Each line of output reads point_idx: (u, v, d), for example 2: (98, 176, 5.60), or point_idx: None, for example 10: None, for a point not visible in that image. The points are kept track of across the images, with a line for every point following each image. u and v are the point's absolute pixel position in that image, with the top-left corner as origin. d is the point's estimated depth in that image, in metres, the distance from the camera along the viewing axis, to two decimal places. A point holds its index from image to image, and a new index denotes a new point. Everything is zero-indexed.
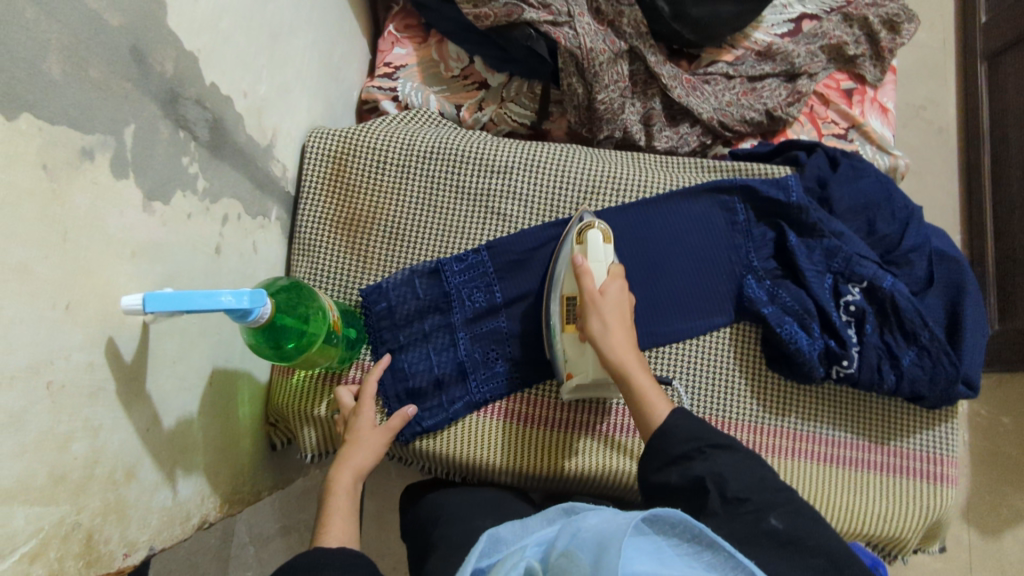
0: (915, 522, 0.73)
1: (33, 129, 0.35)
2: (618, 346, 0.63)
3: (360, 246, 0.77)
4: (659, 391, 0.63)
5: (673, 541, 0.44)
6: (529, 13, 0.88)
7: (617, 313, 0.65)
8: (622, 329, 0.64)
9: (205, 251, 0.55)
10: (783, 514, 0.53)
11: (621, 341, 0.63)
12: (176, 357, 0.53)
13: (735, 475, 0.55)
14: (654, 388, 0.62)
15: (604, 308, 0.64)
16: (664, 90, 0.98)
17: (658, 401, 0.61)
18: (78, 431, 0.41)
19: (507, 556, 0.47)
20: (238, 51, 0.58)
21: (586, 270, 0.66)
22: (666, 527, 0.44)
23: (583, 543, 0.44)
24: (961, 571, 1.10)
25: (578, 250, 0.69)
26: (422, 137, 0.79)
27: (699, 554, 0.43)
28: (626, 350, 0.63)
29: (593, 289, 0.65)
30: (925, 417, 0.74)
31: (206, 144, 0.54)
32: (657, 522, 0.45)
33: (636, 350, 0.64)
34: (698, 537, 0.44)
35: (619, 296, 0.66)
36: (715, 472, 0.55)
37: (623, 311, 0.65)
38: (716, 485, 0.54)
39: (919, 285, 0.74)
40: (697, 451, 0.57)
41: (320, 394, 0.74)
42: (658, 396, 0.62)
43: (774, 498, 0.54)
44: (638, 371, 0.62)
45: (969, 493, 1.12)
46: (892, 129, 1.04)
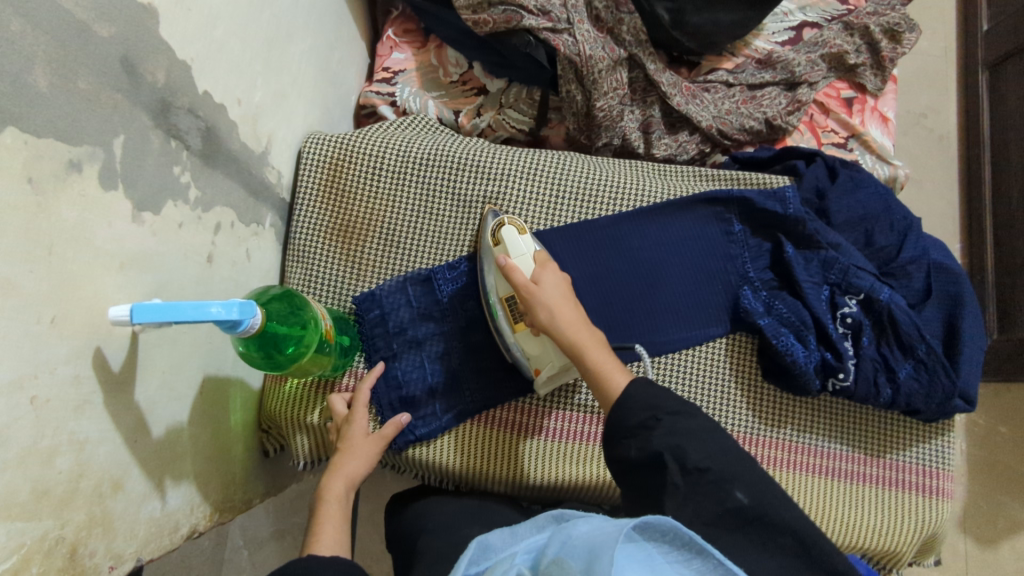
0: (911, 535, 0.72)
1: (17, 144, 0.35)
2: (568, 328, 0.63)
3: (355, 254, 0.77)
4: (617, 363, 0.63)
5: (664, 549, 0.44)
6: (528, 19, 0.87)
7: (554, 296, 0.65)
8: (567, 310, 0.64)
9: (196, 260, 0.55)
10: (747, 486, 0.53)
11: (572, 323, 0.64)
12: (166, 366, 0.53)
13: (696, 446, 0.54)
14: (609, 360, 0.62)
15: (541, 297, 0.64)
16: (663, 98, 0.98)
17: (615, 373, 0.61)
18: (63, 445, 0.41)
19: (497, 565, 0.46)
20: (232, 59, 0.58)
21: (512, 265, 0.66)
22: (656, 535, 0.44)
23: (574, 552, 0.44)
24: None
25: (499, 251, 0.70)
26: (418, 144, 0.79)
27: (689, 560, 0.44)
28: (577, 329, 0.63)
29: (525, 282, 0.65)
30: (921, 430, 0.73)
31: (199, 152, 0.54)
32: (647, 529, 0.44)
33: (586, 324, 0.64)
34: (688, 544, 0.44)
35: (553, 281, 0.66)
36: (673, 445, 0.54)
37: (561, 292, 0.66)
38: (676, 459, 0.54)
39: (917, 297, 0.73)
40: (653, 421, 0.56)
41: (313, 401, 0.73)
42: (614, 367, 0.62)
43: (736, 470, 0.53)
44: (594, 349, 0.62)
45: (966, 504, 1.12)
46: (892, 139, 1.04)
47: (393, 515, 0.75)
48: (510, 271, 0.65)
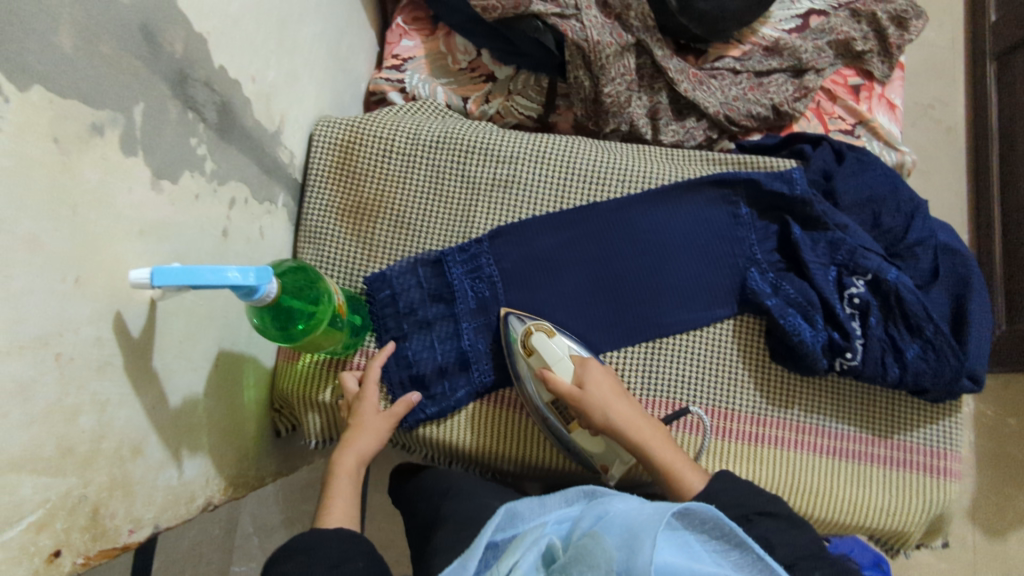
0: (919, 516, 0.72)
1: (44, 102, 0.36)
2: (631, 427, 0.66)
3: (365, 235, 0.78)
4: (684, 458, 0.64)
5: (700, 535, 0.49)
6: (537, 4, 0.90)
7: (604, 398, 0.67)
8: (623, 408, 0.67)
9: (212, 233, 0.56)
10: (834, 570, 0.52)
11: (632, 420, 0.66)
12: (182, 337, 0.54)
13: (785, 542, 0.54)
14: (677, 454, 0.64)
15: (591, 402, 0.66)
16: (671, 84, 0.99)
17: (686, 469, 0.63)
18: (86, 405, 0.42)
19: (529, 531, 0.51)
20: (246, 35, 0.58)
21: (555, 374, 0.67)
22: (696, 523, 0.49)
23: (609, 528, 0.48)
24: (965, 572, 1.09)
25: (535, 363, 0.69)
26: (428, 127, 0.79)
27: (727, 551, 0.48)
28: (639, 425, 0.66)
29: (574, 389, 0.66)
30: (930, 411, 0.73)
31: (215, 126, 0.55)
32: (689, 516, 0.49)
33: (644, 420, 0.67)
34: (727, 535, 0.48)
35: (602, 382, 0.68)
36: (762, 538, 0.55)
37: (612, 391, 0.67)
38: (763, 549, 0.54)
39: (924, 279, 0.73)
40: (743, 520, 0.57)
41: (324, 380, 0.74)
42: (683, 459, 0.64)
43: (821, 556, 0.53)
44: (660, 444, 0.65)
45: (974, 495, 1.12)
46: (899, 125, 1.04)
47: (399, 485, 0.77)
48: (553, 381, 0.67)
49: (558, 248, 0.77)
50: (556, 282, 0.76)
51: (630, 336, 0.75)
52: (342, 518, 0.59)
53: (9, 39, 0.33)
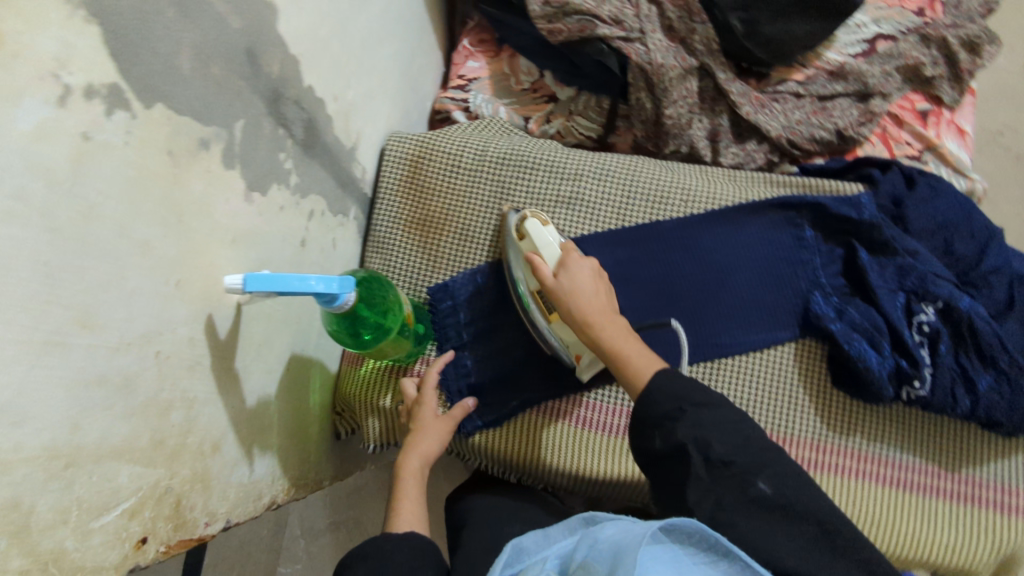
0: (987, 555, 0.69)
1: (163, 119, 0.39)
2: (599, 319, 0.64)
3: (431, 247, 0.80)
4: (643, 349, 0.63)
5: (688, 549, 0.46)
6: (602, 28, 0.92)
7: (575, 286, 0.66)
8: (594, 297, 0.66)
9: (292, 242, 0.59)
10: (771, 476, 0.53)
11: (603, 312, 0.65)
12: (261, 340, 0.57)
13: (720, 437, 0.54)
14: (634, 346, 0.63)
15: (568, 289, 0.66)
16: (732, 107, 0.99)
17: (644, 360, 0.62)
18: (177, 401, 0.44)
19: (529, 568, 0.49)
20: (333, 57, 0.62)
21: (535, 259, 0.67)
22: (682, 536, 0.46)
23: (599, 556, 0.46)
24: None
25: (528, 249, 0.71)
26: (494, 144, 0.82)
27: (715, 563, 0.45)
28: (608, 318, 0.65)
29: (548, 275, 0.66)
30: (1001, 446, 0.71)
31: (301, 142, 0.58)
32: (674, 530, 0.46)
33: (612, 314, 0.66)
34: (713, 545, 0.45)
35: (580, 272, 0.67)
36: (698, 437, 0.54)
37: (589, 283, 0.66)
38: (700, 451, 0.54)
39: (998, 308, 0.71)
40: (678, 410, 0.56)
41: (386, 386, 0.76)
42: (639, 358, 0.62)
43: (760, 460, 0.54)
44: (624, 336, 0.63)
45: None
46: (970, 152, 1.02)
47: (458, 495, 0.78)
48: (535, 266, 0.67)
49: (621, 266, 0.78)
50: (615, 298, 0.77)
51: (692, 356, 0.75)
52: (410, 518, 0.61)
53: (137, 61, 0.36)
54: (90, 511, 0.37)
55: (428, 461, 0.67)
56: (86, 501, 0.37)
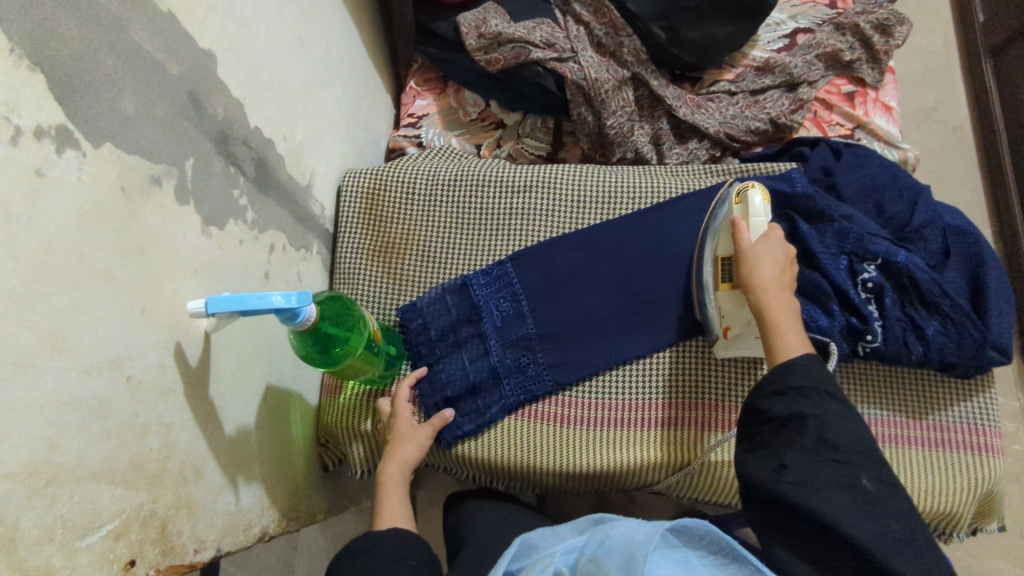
0: (965, 495, 0.71)
1: (113, 157, 0.42)
2: (780, 292, 0.63)
3: (394, 272, 0.83)
4: (798, 332, 0.61)
5: (700, 550, 0.50)
6: (536, 52, 0.97)
7: (769, 253, 0.65)
8: (785, 271, 0.65)
9: (254, 274, 0.62)
10: (874, 477, 0.53)
11: (783, 289, 0.63)
12: (234, 370, 0.59)
13: (840, 427, 0.54)
14: (790, 326, 0.61)
15: (756, 254, 0.65)
16: (670, 111, 1.04)
17: (794, 341, 0.60)
18: (153, 425, 0.47)
19: (538, 561, 0.52)
20: (277, 100, 0.66)
21: (742, 224, 0.67)
22: (695, 539, 0.51)
23: (611, 551, 0.50)
24: None
25: (736, 211, 0.70)
26: (444, 168, 0.86)
27: (725, 565, 0.49)
28: (784, 295, 0.63)
29: (745, 241, 0.66)
30: (960, 388, 0.73)
31: (254, 180, 0.62)
32: (687, 532, 0.51)
33: (788, 291, 0.64)
34: (725, 549, 0.50)
35: (782, 245, 0.66)
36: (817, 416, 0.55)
37: (779, 260, 0.64)
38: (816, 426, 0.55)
39: (936, 259, 0.75)
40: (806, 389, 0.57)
41: (365, 410, 0.78)
42: (792, 338, 0.61)
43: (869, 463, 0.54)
44: (786, 313, 0.62)
45: None
46: (898, 126, 1.08)
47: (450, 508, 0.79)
48: (739, 232, 0.67)
49: (577, 267, 0.81)
50: (578, 297, 0.80)
51: (654, 341, 0.78)
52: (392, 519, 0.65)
53: (82, 104, 0.40)
54: (75, 530, 0.39)
55: (416, 462, 0.71)
56: (70, 520, 0.38)
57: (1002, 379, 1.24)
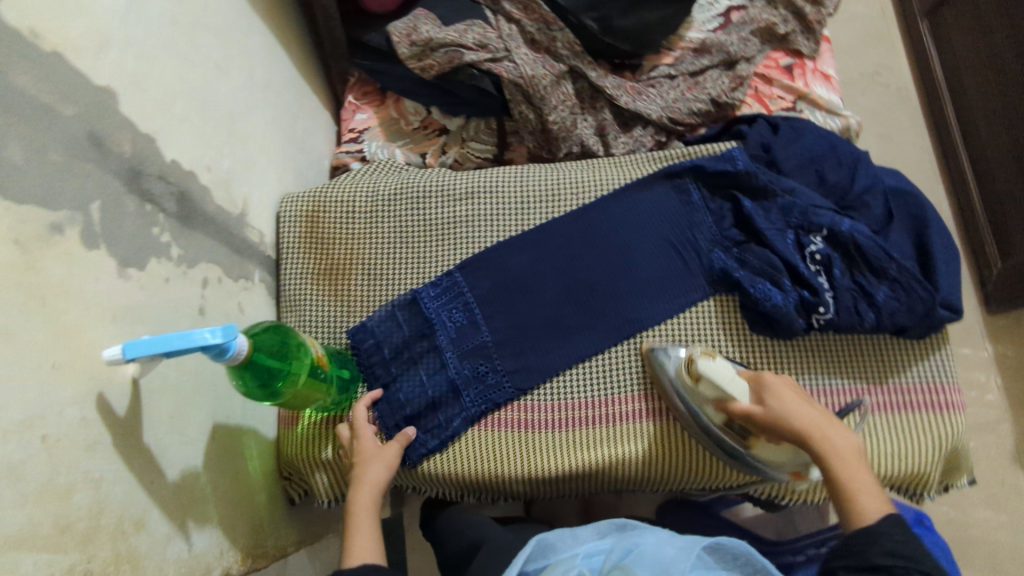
0: (932, 455, 0.71)
1: (2, 208, 0.40)
2: (829, 440, 0.62)
3: (342, 293, 0.81)
4: (871, 482, 0.60)
5: (729, 565, 0.57)
6: (469, 55, 0.95)
7: (780, 413, 0.64)
8: (811, 415, 0.64)
9: (187, 312, 0.60)
10: None
11: (830, 433, 0.63)
12: (172, 413, 0.57)
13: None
14: (861, 476, 0.60)
15: (774, 412, 0.65)
16: (611, 101, 1.04)
17: (865, 495, 0.59)
18: (79, 482, 0.45)
19: (567, 561, 0.57)
20: (198, 130, 0.64)
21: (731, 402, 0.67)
22: (727, 556, 0.57)
23: (642, 559, 0.55)
24: None
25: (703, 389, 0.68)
26: (384, 183, 0.84)
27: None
28: (830, 441, 0.62)
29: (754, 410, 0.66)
30: (916, 349, 0.74)
31: (176, 215, 0.59)
32: (719, 551, 0.57)
33: (835, 426, 0.64)
34: (754, 565, 0.56)
35: (780, 391, 0.66)
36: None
37: (800, 403, 0.65)
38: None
39: (880, 223, 0.76)
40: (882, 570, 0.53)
41: (324, 438, 0.77)
42: (871, 486, 0.60)
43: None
44: (847, 466, 0.61)
45: (1014, 437, 1.19)
46: (839, 93, 1.09)
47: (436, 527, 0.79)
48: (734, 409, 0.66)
49: (526, 270, 0.80)
50: (530, 300, 0.79)
51: (609, 336, 0.77)
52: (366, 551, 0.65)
53: None
54: None
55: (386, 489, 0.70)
56: None
57: (968, 331, 1.26)
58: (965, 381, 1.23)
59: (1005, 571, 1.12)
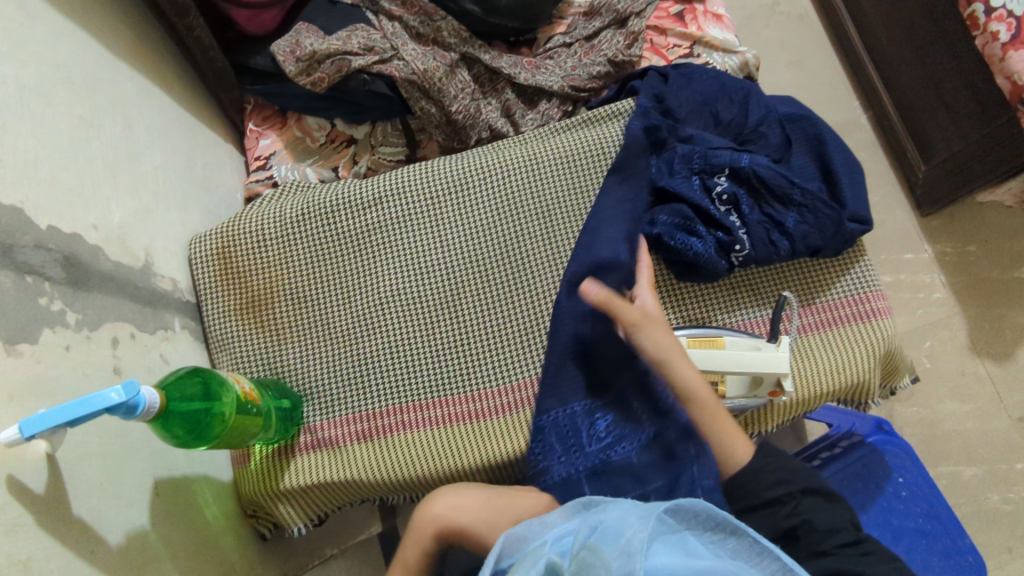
0: (869, 363, 0.72)
1: None
2: (693, 381, 0.65)
3: (269, 323, 0.80)
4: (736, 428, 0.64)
5: (698, 530, 0.48)
6: (357, 60, 0.95)
7: (667, 354, 0.66)
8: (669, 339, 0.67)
9: (99, 374, 0.59)
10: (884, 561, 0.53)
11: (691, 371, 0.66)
12: (103, 478, 0.56)
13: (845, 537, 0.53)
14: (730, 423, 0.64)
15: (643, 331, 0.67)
16: (511, 80, 1.03)
17: (738, 440, 0.62)
18: (5, 567, 0.44)
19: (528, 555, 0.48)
20: (72, 190, 0.62)
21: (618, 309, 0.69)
22: (691, 518, 0.48)
23: (602, 539, 0.46)
24: (993, 402, 1.18)
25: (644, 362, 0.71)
26: (290, 205, 0.83)
27: (724, 541, 0.47)
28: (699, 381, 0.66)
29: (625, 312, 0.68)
30: (837, 265, 0.75)
31: (65, 281, 0.58)
32: (680, 514, 0.48)
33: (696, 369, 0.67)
34: (721, 524, 0.47)
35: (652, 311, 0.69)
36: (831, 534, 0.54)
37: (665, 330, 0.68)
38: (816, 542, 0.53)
39: (779, 150, 0.77)
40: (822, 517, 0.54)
41: (280, 468, 0.76)
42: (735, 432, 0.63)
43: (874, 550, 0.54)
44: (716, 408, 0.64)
45: (968, 329, 1.22)
46: (732, 32, 1.10)
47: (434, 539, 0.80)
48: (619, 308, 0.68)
49: None
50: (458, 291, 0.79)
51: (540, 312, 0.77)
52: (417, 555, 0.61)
53: None
54: None
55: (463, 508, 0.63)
56: None
57: (906, 235, 1.28)
58: (912, 285, 1.25)
59: (981, 459, 1.15)
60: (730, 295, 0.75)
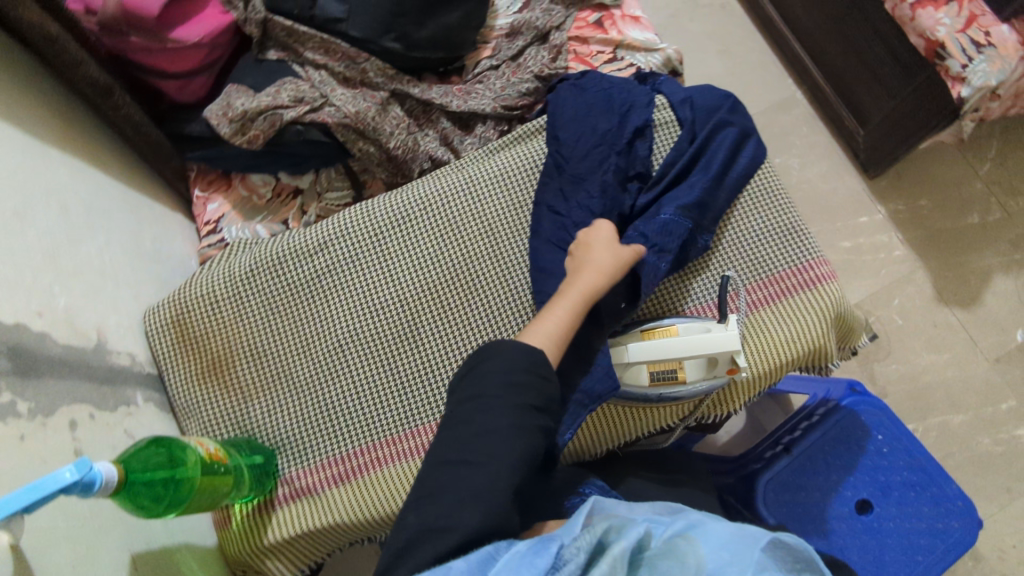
0: (821, 328, 0.73)
1: None
2: None
3: (233, 383, 0.80)
4: None
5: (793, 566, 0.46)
6: (287, 113, 0.96)
7: None
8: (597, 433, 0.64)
9: (58, 459, 0.59)
10: None
11: None
12: (76, 561, 0.56)
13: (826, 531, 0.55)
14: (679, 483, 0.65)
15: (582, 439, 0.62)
16: (444, 109, 1.05)
17: None
18: None
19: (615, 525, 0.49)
20: (13, 282, 0.62)
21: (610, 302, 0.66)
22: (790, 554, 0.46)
23: (702, 537, 0.47)
24: (968, 348, 1.20)
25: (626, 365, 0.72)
26: (238, 264, 0.84)
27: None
28: None
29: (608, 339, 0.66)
30: (777, 235, 0.78)
31: (13, 371, 0.58)
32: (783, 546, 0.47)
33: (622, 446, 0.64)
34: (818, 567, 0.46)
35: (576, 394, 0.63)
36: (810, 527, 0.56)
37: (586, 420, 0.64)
38: None
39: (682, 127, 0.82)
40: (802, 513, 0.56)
41: (263, 524, 0.76)
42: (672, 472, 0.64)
43: None
44: None
45: (933, 282, 1.24)
46: (651, 30, 1.13)
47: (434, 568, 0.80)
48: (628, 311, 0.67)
49: None
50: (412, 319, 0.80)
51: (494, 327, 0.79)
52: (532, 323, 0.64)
53: None
54: None
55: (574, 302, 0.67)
56: None
57: (859, 200, 1.30)
58: (872, 247, 1.26)
59: (965, 406, 1.16)
60: (682, 284, 0.77)
